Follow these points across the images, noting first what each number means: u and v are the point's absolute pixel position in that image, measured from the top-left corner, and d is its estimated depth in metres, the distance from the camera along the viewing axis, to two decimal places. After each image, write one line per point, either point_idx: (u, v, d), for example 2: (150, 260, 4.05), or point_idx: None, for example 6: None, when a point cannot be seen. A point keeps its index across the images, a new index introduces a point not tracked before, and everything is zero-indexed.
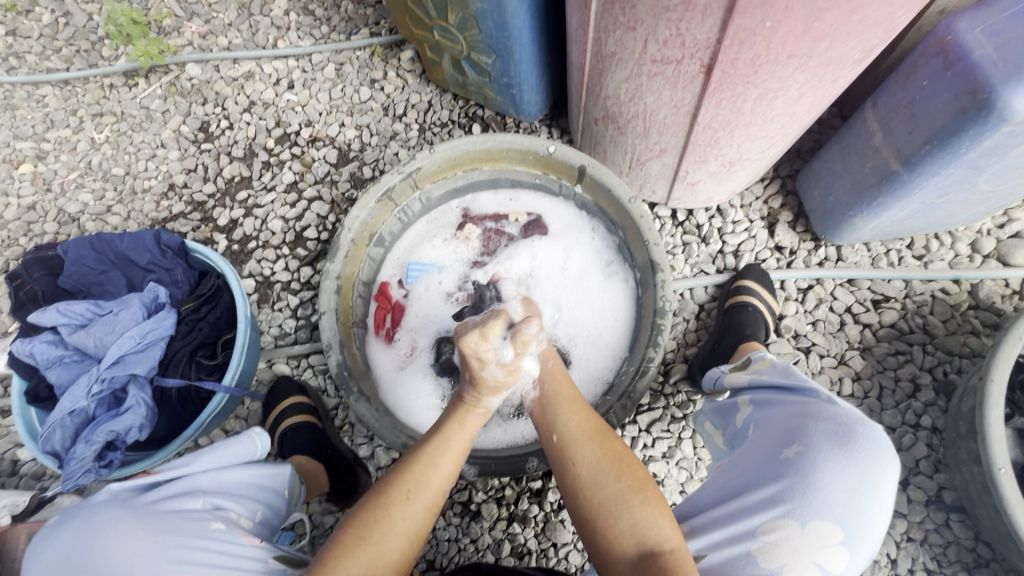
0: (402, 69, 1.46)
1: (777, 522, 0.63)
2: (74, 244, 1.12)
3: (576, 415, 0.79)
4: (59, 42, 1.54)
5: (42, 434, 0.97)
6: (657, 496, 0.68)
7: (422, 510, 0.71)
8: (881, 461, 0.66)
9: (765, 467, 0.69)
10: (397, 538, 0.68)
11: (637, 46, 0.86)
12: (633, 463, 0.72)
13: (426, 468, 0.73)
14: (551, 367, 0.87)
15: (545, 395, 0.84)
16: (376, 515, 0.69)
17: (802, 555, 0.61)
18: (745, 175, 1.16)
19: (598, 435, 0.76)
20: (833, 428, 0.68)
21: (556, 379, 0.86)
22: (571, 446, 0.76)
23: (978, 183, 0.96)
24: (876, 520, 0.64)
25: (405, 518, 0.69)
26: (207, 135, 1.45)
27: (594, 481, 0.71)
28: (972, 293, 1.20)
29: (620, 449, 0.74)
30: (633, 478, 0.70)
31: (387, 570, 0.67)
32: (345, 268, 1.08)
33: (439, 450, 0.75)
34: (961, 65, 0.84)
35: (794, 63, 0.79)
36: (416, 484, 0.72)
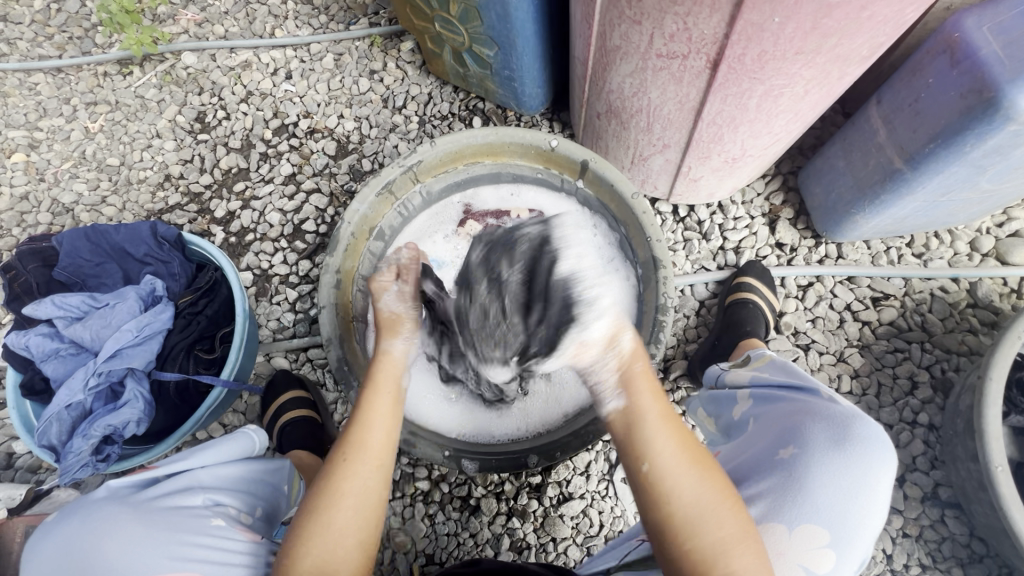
0: (402, 61, 1.45)
1: (766, 525, 0.64)
2: (69, 235, 1.10)
3: (669, 430, 0.70)
4: (51, 28, 1.51)
5: (39, 428, 0.95)
6: (756, 545, 0.62)
7: (371, 469, 0.70)
8: (877, 467, 0.65)
9: (760, 465, 0.69)
10: (347, 501, 0.67)
11: (642, 40, 0.85)
12: (734, 500, 0.64)
13: (363, 427, 0.73)
14: (643, 369, 0.78)
15: (639, 402, 0.75)
16: (325, 481, 0.68)
17: (788, 558, 0.62)
18: (748, 171, 1.15)
19: (697, 462, 0.67)
20: (830, 427, 0.68)
21: (646, 387, 0.76)
22: (668, 472, 0.66)
23: (981, 182, 0.96)
24: (867, 524, 0.63)
25: (354, 481, 0.68)
26: (203, 126, 1.43)
27: (693, 516, 0.63)
28: (971, 292, 1.20)
29: (723, 482, 0.65)
30: (736, 523, 0.62)
31: (345, 536, 0.64)
32: (344, 262, 1.07)
33: (371, 407, 0.76)
34: (968, 63, 0.84)
35: (802, 59, 0.79)
36: (356, 445, 0.71)
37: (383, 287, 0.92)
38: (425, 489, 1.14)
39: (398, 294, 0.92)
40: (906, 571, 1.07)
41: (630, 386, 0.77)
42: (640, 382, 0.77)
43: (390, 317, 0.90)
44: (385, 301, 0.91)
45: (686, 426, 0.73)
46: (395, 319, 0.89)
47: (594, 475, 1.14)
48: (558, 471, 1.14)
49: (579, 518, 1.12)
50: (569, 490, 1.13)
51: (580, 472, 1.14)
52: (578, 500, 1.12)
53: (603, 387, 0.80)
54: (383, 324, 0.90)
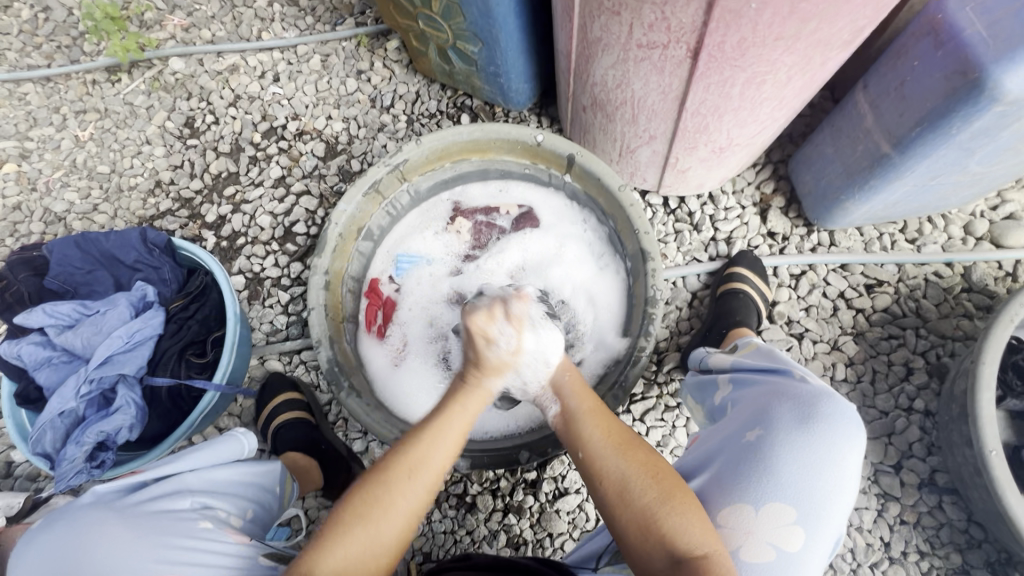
0: (389, 60, 1.44)
1: (733, 506, 0.63)
2: (59, 243, 1.10)
3: (603, 426, 0.74)
4: (39, 37, 1.51)
5: (32, 436, 0.96)
6: (690, 502, 0.63)
7: (424, 488, 0.68)
8: (842, 443, 0.65)
9: (728, 447, 0.69)
10: (394, 514, 0.65)
11: (622, 30, 0.84)
12: (666, 469, 0.66)
13: (431, 446, 0.70)
14: (569, 376, 0.84)
15: (568, 405, 0.79)
16: (377, 491, 0.65)
17: (757, 537, 0.61)
18: (735, 161, 1.14)
19: (624, 443, 0.70)
20: (797, 407, 0.67)
21: (574, 390, 0.81)
22: (599, 457, 0.70)
23: (970, 164, 0.95)
24: (836, 501, 0.63)
25: (406, 498, 0.66)
26: (192, 131, 1.43)
27: (623, 490, 0.65)
28: (965, 276, 1.19)
29: (654, 458, 0.68)
30: (662, 485, 0.64)
31: (383, 553, 0.64)
32: (333, 263, 1.07)
33: (444, 430, 0.72)
34: (952, 44, 0.83)
35: (782, 45, 0.78)
36: (419, 463, 0.68)
37: (486, 334, 0.81)
38: None
39: (507, 335, 0.82)
40: (904, 558, 1.06)
41: (558, 392, 0.82)
42: (566, 385, 0.82)
43: (496, 361, 0.80)
44: (496, 345, 0.81)
45: (618, 416, 0.76)
46: (504, 365, 0.81)
47: None
48: (553, 466, 1.14)
49: (575, 513, 1.12)
50: (565, 486, 1.13)
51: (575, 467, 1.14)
52: (574, 495, 1.12)
53: (541, 402, 0.85)
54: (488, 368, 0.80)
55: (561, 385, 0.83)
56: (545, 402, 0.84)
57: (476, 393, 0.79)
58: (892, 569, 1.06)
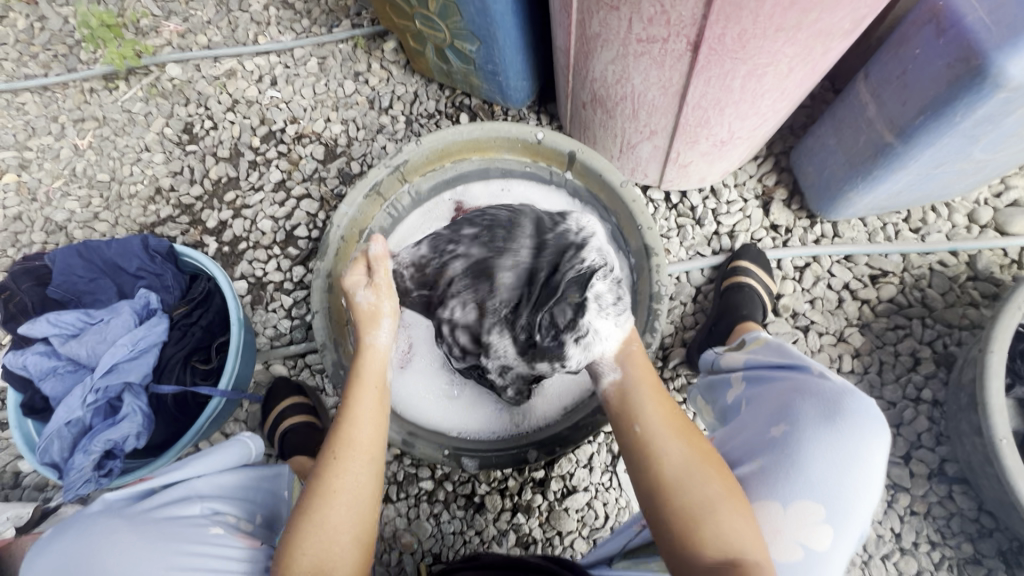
0: (386, 61, 1.44)
1: (759, 504, 0.63)
2: (61, 252, 1.10)
3: (662, 406, 0.72)
4: (36, 47, 1.51)
5: (40, 445, 0.96)
6: (744, 508, 0.61)
7: (362, 464, 0.69)
8: (868, 440, 0.64)
9: (752, 445, 0.69)
10: (339, 497, 0.66)
11: (621, 25, 0.84)
12: (724, 467, 0.65)
13: (352, 423, 0.72)
14: (638, 354, 0.81)
15: (631, 380, 0.78)
16: (316, 480, 0.68)
17: (784, 535, 0.61)
18: (737, 154, 1.14)
19: (688, 433, 0.69)
20: (821, 404, 0.67)
21: (641, 368, 0.79)
22: (655, 440, 0.68)
23: (974, 152, 0.95)
24: (862, 498, 0.63)
25: (344, 478, 0.68)
26: (191, 136, 1.43)
27: (679, 477, 0.64)
28: (970, 264, 1.19)
29: (712, 451, 0.66)
30: (722, 484, 0.62)
31: (340, 533, 0.64)
32: (336, 266, 1.06)
33: (359, 400, 0.74)
34: (953, 31, 0.82)
35: (783, 37, 0.77)
36: (347, 441, 0.70)
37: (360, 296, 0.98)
38: (429, 489, 1.14)
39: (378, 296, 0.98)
40: (916, 549, 1.06)
41: (620, 364, 0.80)
42: (633, 363, 0.80)
43: None
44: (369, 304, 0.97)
45: (678, 404, 0.74)
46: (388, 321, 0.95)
47: (597, 467, 1.13)
48: (562, 465, 1.14)
49: (584, 510, 1.12)
50: (573, 483, 1.13)
51: (583, 465, 1.13)
52: (582, 493, 1.12)
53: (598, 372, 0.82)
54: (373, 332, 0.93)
55: (625, 357, 0.80)
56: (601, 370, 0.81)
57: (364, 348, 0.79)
58: (903, 560, 1.06)
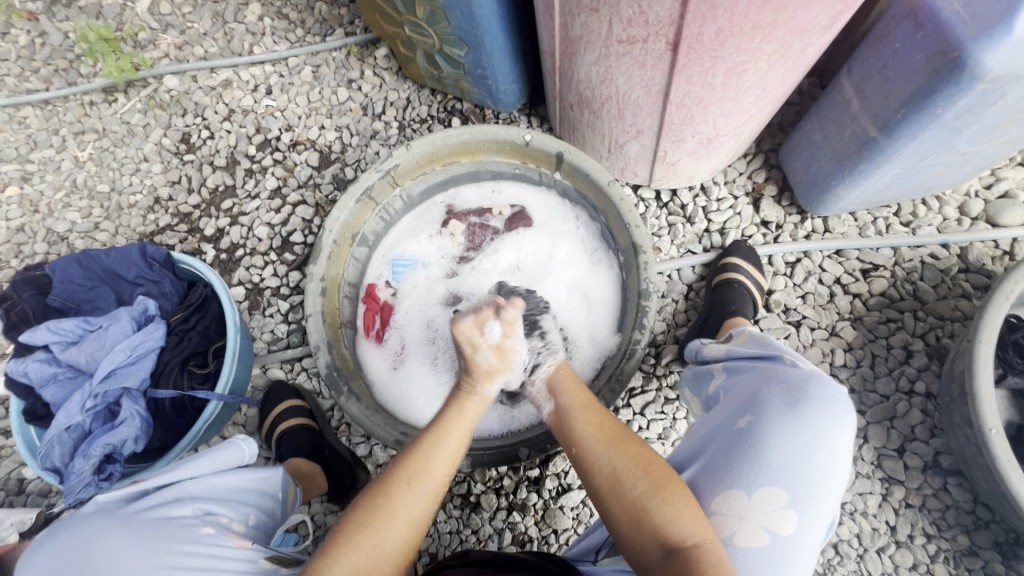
0: (378, 68, 1.46)
1: (726, 492, 0.64)
2: (61, 262, 1.12)
3: (592, 418, 0.75)
4: (37, 62, 1.54)
5: (40, 451, 0.97)
6: (681, 491, 0.63)
7: (426, 500, 0.68)
8: (832, 424, 0.65)
9: (719, 435, 0.70)
10: (396, 525, 0.64)
11: (602, 27, 0.85)
12: (658, 461, 0.66)
13: (427, 461, 0.70)
14: (563, 374, 0.85)
15: (561, 401, 0.81)
16: (376, 503, 0.65)
17: (750, 522, 0.61)
18: (724, 151, 1.15)
19: (615, 438, 0.71)
20: (786, 391, 0.68)
21: (568, 387, 0.83)
22: (589, 452, 0.71)
23: (958, 144, 0.95)
24: (828, 482, 0.63)
25: (405, 507, 0.66)
26: (188, 146, 1.45)
27: (614, 484, 0.66)
28: (961, 256, 1.19)
29: (643, 450, 0.68)
30: (651, 476, 0.64)
31: (384, 561, 0.63)
32: (329, 270, 1.08)
33: (442, 438, 0.72)
34: (931, 25, 0.82)
35: (760, 34, 0.78)
36: (419, 473, 0.68)
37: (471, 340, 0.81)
38: None
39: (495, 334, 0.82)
40: (912, 542, 1.06)
41: (551, 391, 0.83)
42: (560, 385, 0.83)
43: (486, 365, 0.80)
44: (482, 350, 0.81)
45: (610, 411, 0.77)
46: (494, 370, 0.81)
47: None
48: (556, 463, 1.14)
49: (579, 508, 1.12)
50: (568, 481, 1.13)
51: None
52: (577, 491, 1.13)
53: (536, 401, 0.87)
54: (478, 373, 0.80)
55: (550, 381, 0.85)
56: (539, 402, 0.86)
57: (471, 399, 0.79)
58: (899, 553, 1.05)
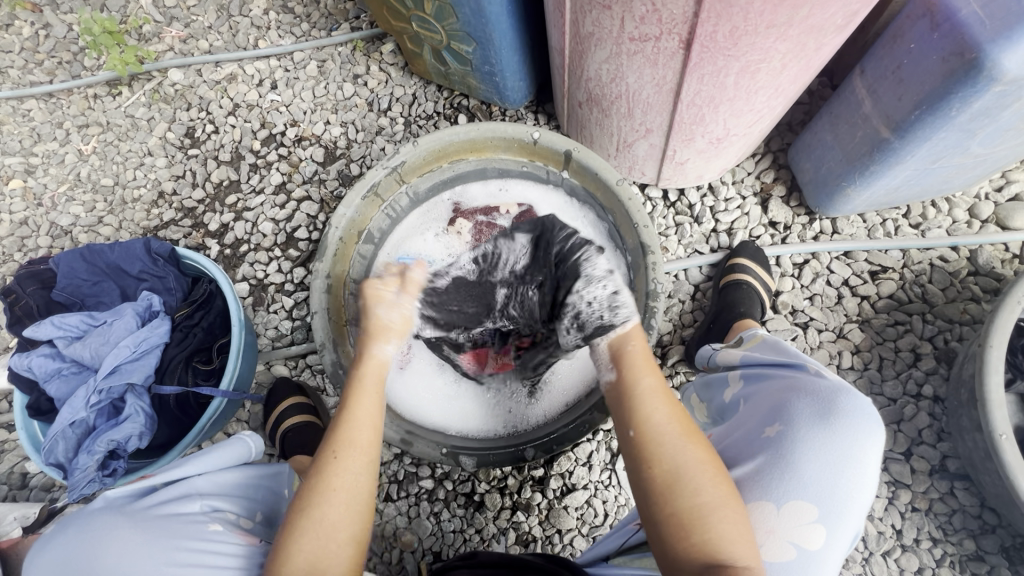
0: (384, 63, 1.45)
1: (753, 504, 0.64)
2: (65, 256, 1.12)
3: (664, 403, 0.70)
4: (41, 54, 1.53)
5: (45, 446, 0.98)
6: (740, 511, 0.61)
7: (359, 465, 0.68)
8: (864, 439, 0.64)
9: (747, 444, 0.69)
10: (338, 497, 0.65)
11: (613, 24, 0.84)
12: (723, 471, 0.64)
13: (348, 423, 0.71)
14: (639, 349, 0.80)
15: (631, 376, 0.76)
16: (314, 478, 0.66)
17: (778, 535, 0.62)
18: (734, 152, 1.14)
19: (687, 433, 0.67)
20: (816, 402, 0.67)
21: (642, 364, 0.77)
22: (654, 440, 0.66)
23: (971, 146, 0.94)
24: (857, 498, 0.63)
25: (343, 476, 0.66)
26: (193, 140, 1.44)
27: (676, 482, 0.63)
28: (971, 260, 1.18)
29: (711, 452, 0.65)
30: (719, 487, 0.62)
31: (336, 532, 0.63)
32: (334, 267, 1.07)
33: (358, 403, 0.74)
34: (948, 25, 0.81)
35: (775, 33, 0.77)
36: (347, 441, 0.69)
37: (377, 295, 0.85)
38: (430, 488, 1.15)
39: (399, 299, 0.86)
40: (917, 545, 1.05)
41: (622, 361, 0.78)
42: (633, 360, 0.78)
43: (388, 322, 0.83)
44: (382, 308, 0.84)
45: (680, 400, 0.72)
46: (393, 326, 0.83)
47: (596, 465, 1.14)
48: (560, 463, 1.14)
49: (583, 509, 1.12)
50: (572, 482, 1.13)
51: (582, 463, 1.14)
52: (581, 491, 1.12)
53: (601, 368, 0.82)
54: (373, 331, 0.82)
55: (621, 356, 0.80)
56: (603, 368, 0.81)
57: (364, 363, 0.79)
58: (905, 557, 1.05)
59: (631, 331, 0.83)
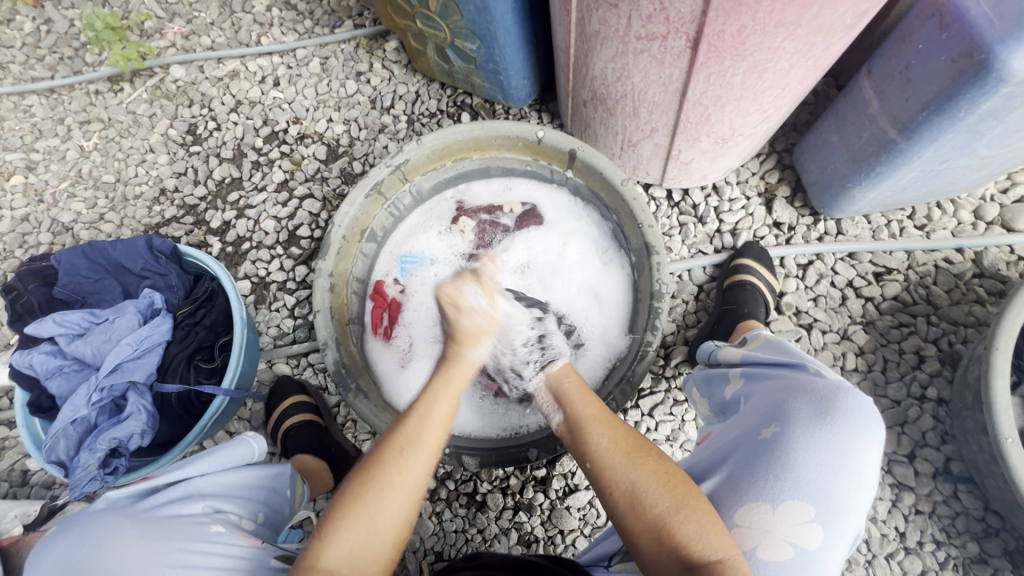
0: (387, 60, 1.44)
1: (750, 504, 0.63)
2: (67, 253, 1.11)
3: (607, 427, 0.72)
4: (42, 49, 1.52)
5: (46, 443, 0.97)
6: (704, 508, 0.61)
7: (422, 464, 0.65)
8: (862, 440, 0.64)
9: (743, 444, 0.69)
10: (398, 494, 0.62)
11: (620, 23, 0.84)
12: (679, 476, 0.65)
13: (422, 420, 0.67)
14: (570, 382, 0.83)
15: (573, 411, 0.78)
16: (375, 470, 0.63)
17: (774, 535, 0.61)
18: (739, 152, 1.14)
19: (634, 450, 0.68)
20: (814, 403, 0.67)
21: (579, 395, 0.80)
22: (606, 464, 0.68)
23: (979, 148, 0.94)
24: (855, 498, 0.63)
25: (405, 474, 0.63)
26: (195, 137, 1.44)
27: (634, 499, 0.64)
28: (976, 261, 1.18)
29: (662, 462, 0.66)
30: (674, 493, 0.63)
31: (388, 529, 0.61)
32: (337, 265, 1.06)
33: (435, 400, 0.70)
34: (957, 26, 0.81)
35: (783, 33, 0.77)
36: (415, 438, 0.66)
37: (453, 299, 0.78)
38: (431, 488, 1.15)
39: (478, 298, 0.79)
40: (921, 548, 1.05)
41: (562, 400, 0.81)
42: (569, 393, 0.80)
43: (472, 328, 0.77)
44: (464, 313, 0.77)
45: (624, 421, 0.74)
46: (480, 330, 0.77)
47: None
48: (563, 463, 1.13)
49: (586, 509, 1.12)
50: (575, 482, 1.13)
51: None
52: (584, 492, 1.12)
53: (546, 410, 0.85)
54: (463, 335, 0.77)
55: (558, 393, 0.82)
56: (549, 411, 0.84)
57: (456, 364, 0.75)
58: (908, 560, 1.05)
59: (558, 369, 0.85)
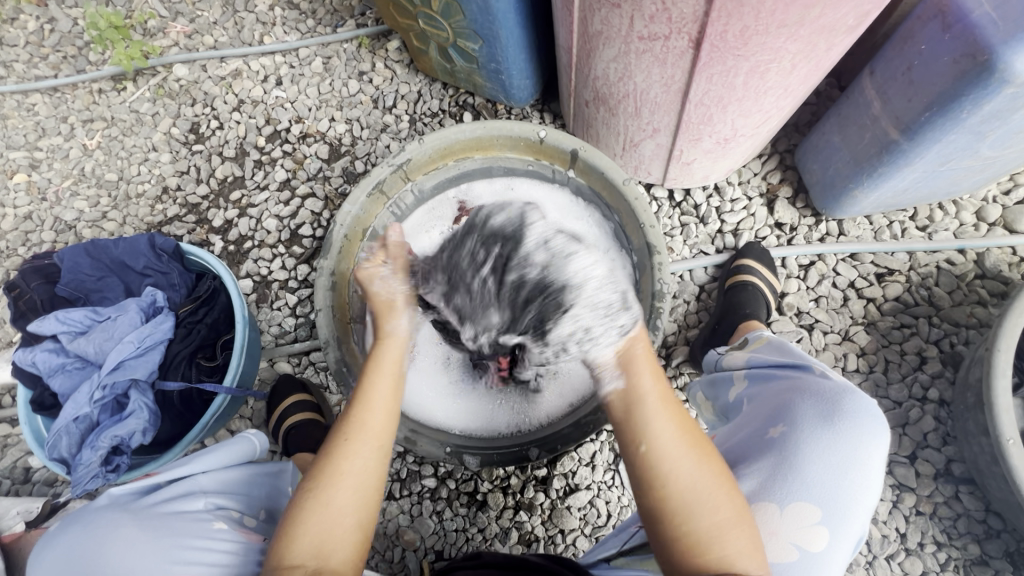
0: (390, 60, 1.45)
1: (756, 505, 0.64)
2: (69, 252, 1.11)
3: (650, 393, 0.69)
4: (45, 48, 1.53)
5: (48, 441, 0.98)
6: (749, 528, 0.60)
7: (370, 450, 0.67)
8: (867, 441, 0.65)
9: (750, 445, 0.69)
10: (347, 480, 0.64)
11: (623, 23, 0.84)
12: (732, 487, 0.62)
13: (365, 407, 0.70)
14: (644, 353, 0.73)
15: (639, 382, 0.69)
16: (323, 462, 0.65)
17: (780, 537, 0.62)
18: (741, 152, 1.14)
19: (697, 446, 0.63)
20: (820, 404, 0.67)
21: (650, 368, 0.72)
22: (668, 455, 0.62)
23: (981, 149, 0.94)
24: (860, 500, 0.63)
25: (354, 460, 0.65)
26: (197, 136, 1.44)
27: (689, 504, 0.60)
28: (978, 263, 1.17)
29: (720, 467, 0.63)
30: (732, 506, 0.60)
31: (344, 517, 0.63)
32: (340, 264, 1.06)
33: (374, 384, 0.72)
34: (959, 27, 0.81)
35: (786, 33, 0.77)
36: (357, 425, 0.68)
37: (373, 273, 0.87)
38: (432, 487, 1.15)
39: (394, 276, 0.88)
40: (921, 549, 1.05)
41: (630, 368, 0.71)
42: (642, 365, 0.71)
43: (387, 298, 0.84)
44: (377, 282, 0.86)
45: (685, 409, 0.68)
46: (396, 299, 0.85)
47: (599, 466, 1.14)
48: (563, 463, 1.14)
49: (586, 509, 1.12)
50: (575, 482, 1.13)
51: (585, 463, 1.14)
52: (585, 491, 1.12)
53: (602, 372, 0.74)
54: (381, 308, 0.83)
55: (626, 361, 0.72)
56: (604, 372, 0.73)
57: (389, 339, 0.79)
58: (908, 561, 1.05)
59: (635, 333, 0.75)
